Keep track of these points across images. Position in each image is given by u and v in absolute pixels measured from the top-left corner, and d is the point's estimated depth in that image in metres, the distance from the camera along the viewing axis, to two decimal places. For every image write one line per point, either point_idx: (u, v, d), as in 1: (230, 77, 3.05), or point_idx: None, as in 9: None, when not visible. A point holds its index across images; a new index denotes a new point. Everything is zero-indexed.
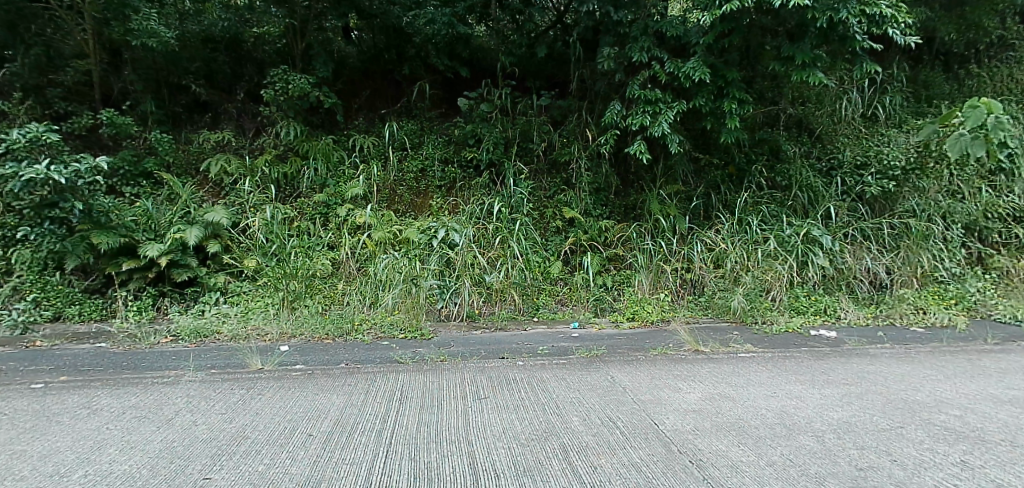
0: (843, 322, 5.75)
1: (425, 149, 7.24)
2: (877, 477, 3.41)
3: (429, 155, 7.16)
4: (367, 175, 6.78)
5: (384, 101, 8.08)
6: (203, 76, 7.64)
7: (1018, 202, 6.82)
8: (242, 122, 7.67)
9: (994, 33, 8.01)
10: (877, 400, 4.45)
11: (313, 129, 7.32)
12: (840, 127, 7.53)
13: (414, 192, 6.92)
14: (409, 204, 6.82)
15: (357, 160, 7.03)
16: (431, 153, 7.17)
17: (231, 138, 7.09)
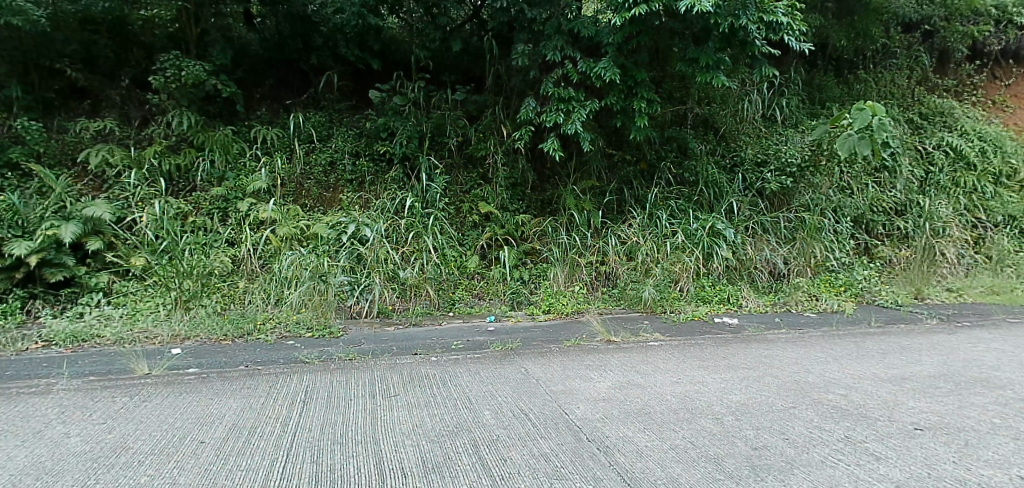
0: (744, 310, 6.11)
1: (334, 142, 7.04)
2: (769, 455, 3.63)
3: (339, 148, 6.97)
4: (270, 168, 6.53)
5: (290, 93, 7.90)
6: (82, 59, 7.06)
7: (899, 197, 7.46)
8: (128, 109, 7.23)
9: (879, 42, 8.54)
10: (773, 382, 4.74)
11: (210, 120, 6.96)
12: (742, 127, 7.86)
13: (323, 186, 6.72)
14: (318, 198, 6.61)
15: (259, 152, 6.75)
16: (341, 146, 6.99)
17: (114, 127, 6.63)
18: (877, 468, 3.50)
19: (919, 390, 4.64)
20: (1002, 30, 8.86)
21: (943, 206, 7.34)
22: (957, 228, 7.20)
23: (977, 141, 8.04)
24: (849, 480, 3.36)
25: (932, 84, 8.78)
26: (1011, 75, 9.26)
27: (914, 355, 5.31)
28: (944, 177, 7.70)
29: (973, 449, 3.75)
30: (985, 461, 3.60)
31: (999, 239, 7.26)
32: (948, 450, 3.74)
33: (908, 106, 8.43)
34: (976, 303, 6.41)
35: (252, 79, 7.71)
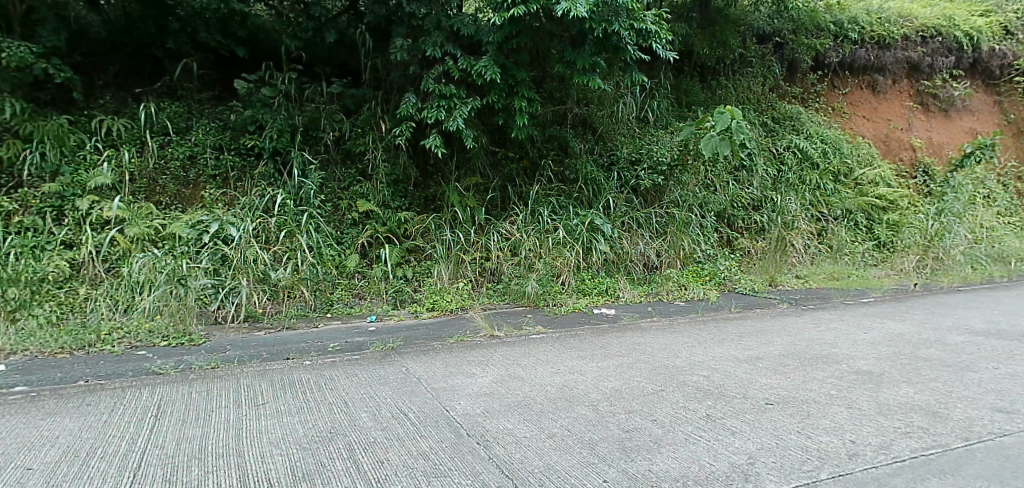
0: (620, 300, 6.49)
1: (193, 134, 6.53)
2: (639, 436, 3.86)
3: (199, 141, 6.49)
4: (115, 161, 5.99)
5: (140, 80, 7.16)
6: None
7: (755, 193, 8.20)
8: None
9: (736, 51, 9.17)
10: (644, 368, 5.04)
11: (40, 108, 6.17)
12: (618, 127, 8.19)
13: (180, 182, 6.27)
14: (175, 195, 6.17)
15: (100, 144, 6.12)
16: (202, 139, 6.50)
17: None
18: (732, 441, 3.84)
19: (770, 368, 5.15)
20: (840, 44, 9.90)
21: (792, 202, 8.16)
22: (804, 221, 8.04)
23: (819, 143, 9.03)
24: (709, 454, 3.65)
25: (783, 91, 9.65)
26: (849, 85, 10.30)
27: (767, 337, 5.90)
28: (793, 175, 8.55)
29: (813, 418, 4.22)
30: (823, 428, 4.07)
31: (838, 231, 8.23)
32: (793, 421, 4.18)
33: (763, 111, 9.23)
34: (819, 288, 7.25)
35: (94, 64, 6.93)
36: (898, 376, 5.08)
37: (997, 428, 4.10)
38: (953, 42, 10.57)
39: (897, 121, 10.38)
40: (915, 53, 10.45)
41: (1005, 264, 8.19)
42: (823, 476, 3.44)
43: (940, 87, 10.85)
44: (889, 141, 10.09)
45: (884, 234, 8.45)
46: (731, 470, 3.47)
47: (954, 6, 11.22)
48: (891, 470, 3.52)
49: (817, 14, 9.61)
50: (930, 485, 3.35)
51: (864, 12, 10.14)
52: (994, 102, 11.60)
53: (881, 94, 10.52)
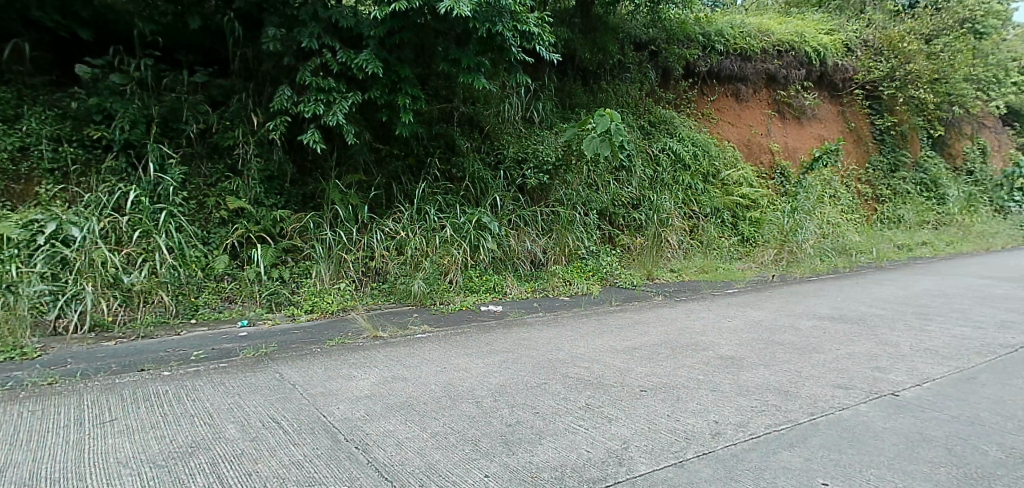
0: (508, 297, 6.62)
1: (24, 123, 5.79)
2: (521, 429, 3.94)
3: (32, 131, 5.77)
4: None
5: None
6: None
7: (634, 192, 8.66)
8: None
9: (616, 57, 9.54)
10: (528, 362, 5.16)
11: None
12: (504, 127, 8.26)
13: (9, 176, 5.56)
14: (1, 191, 5.45)
15: None
16: (36, 128, 5.79)
17: None
18: (608, 429, 4.03)
19: (645, 357, 5.47)
20: (708, 54, 10.67)
21: (667, 201, 8.70)
22: (677, 219, 8.62)
23: (690, 146, 9.70)
24: (587, 443, 3.81)
25: (658, 96, 10.22)
26: (716, 92, 11.14)
27: (643, 328, 6.26)
28: (667, 175, 9.12)
29: (682, 402, 4.53)
30: (690, 411, 4.38)
31: (707, 227, 8.92)
32: (664, 405, 4.46)
33: (641, 114, 9.70)
34: (690, 280, 7.82)
35: None
36: (755, 359, 5.58)
37: (835, 402, 4.63)
38: (804, 56, 11.87)
39: (757, 127, 11.40)
40: (771, 65, 11.54)
41: (846, 256, 9.25)
42: (689, 456, 3.69)
43: (793, 97, 12.03)
44: (750, 145, 11.09)
45: (747, 230, 9.28)
46: (606, 456, 3.64)
47: (805, 24, 12.45)
48: (748, 445, 3.86)
49: (687, 26, 10.28)
50: (780, 456, 3.71)
51: (729, 26, 10.99)
52: (837, 112, 13.10)
53: (744, 102, 11.50)
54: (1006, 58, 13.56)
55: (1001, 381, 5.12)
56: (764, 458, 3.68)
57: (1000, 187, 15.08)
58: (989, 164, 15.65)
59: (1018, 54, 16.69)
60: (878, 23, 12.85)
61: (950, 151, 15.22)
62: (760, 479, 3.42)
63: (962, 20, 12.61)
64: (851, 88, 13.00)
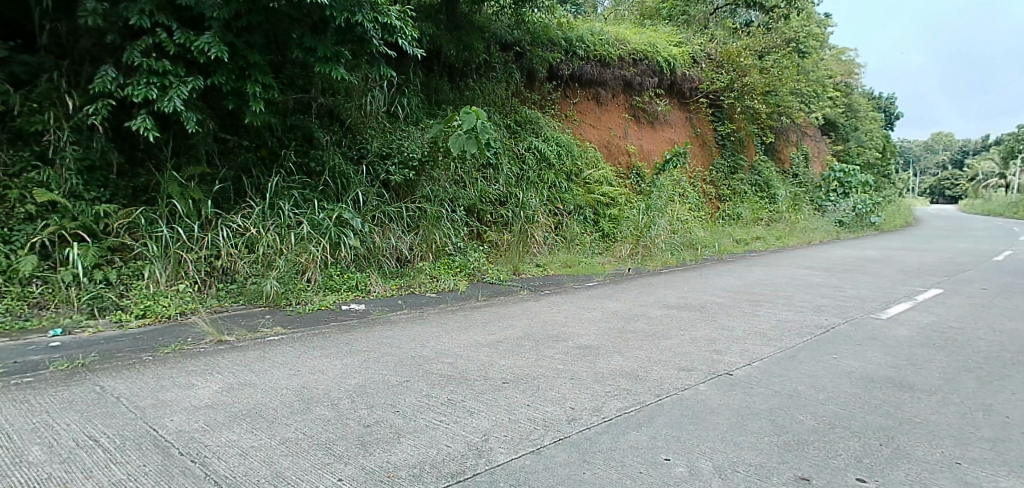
0: (371, 295, 6.47)
1: None
2: (379, 430, 3.85)
3: None
4: None
5: None
6: None
7: (501, 189, 8.82)
8: None
9: (481, 56, 9.65)
10: (391, 361, 5.07)
11: None
12: (367, 121, 8.02)
13: None
14: None
15: None
16: None
17: None
18: (469, 422, 4.07)
19: (508, 350, 5.61)
20: (569, 59, 11.18)
21: (532, 198, 8.99)
22: (542, 216, 8.95)
23: (555, 146, 10.06)
24: (448, 437, 3.82)
25: (524, 96, 10.49)
26: (578, 95, 11.67)
27: (507, 321, 6.43)
28: (533, 174, 9.39)
29: (541, 392, 4.70)
30: (549, 400, 4.55)
31: (571, 224, 9.37)
32: (525, 396, 4.59)
33: (507, 114, 9.89)
34: (554, 275, 8.15)
35: None
36: (611, 347, 5.93)
37: (679, 384, 5.05)
38: (656, 65, 12.93)
39: (616, 130, 12.12)
40: (627, 72, 12.41)
41: (694, 250, 10.12)
42: (546, 442, 3.84)
43: (647, 103, 13.00)
44: (609, 146, 11.80)
45: (607, 227, 9.90)
46: (466, 449, 3.67)
47: (657, 35, 13.44)
48: (601, 429, 4.09)
49: (549, 30, 10.70)
50: (629, 437, 3.97)
51: (589, 33, 11.58)
52: (686, 118, 14.26)
53: (604, 106, 12.17)
54: (820, 76, 15.62)
55: (813, 358, 5.89)
56: (615, 440, 3.91)
57: (819, 189, 17.33)
58: (810, 169, 17.94)
59: (832, 72, 19.22)
60: (719, 38, 14.18)
61: (778, 156, 17.33)
62: (610, 459, 3.64)
63: (789, 39, 14.15)
64: (697, 96, 14.34)
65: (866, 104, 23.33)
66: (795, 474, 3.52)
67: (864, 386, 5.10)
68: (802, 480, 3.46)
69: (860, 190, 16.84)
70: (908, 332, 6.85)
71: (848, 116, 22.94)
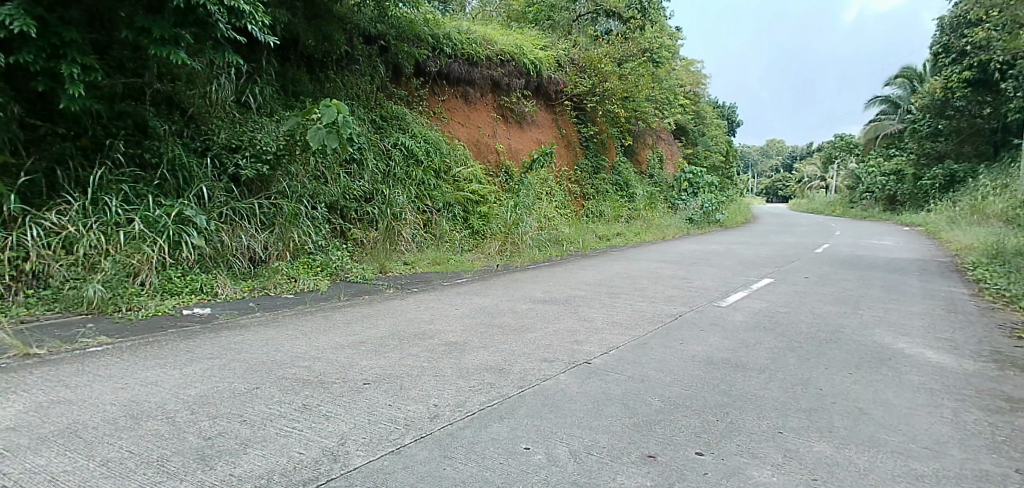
0: (218, 298, 6.05)
1: None
2: (223, 441, 3.58)
3: None
4: None
5: None
6: None
7: (366, 185, 8.60)
8: None
9: (342, 48, 9.35)
10: (239, 368, 4.76)
11: None
12: (213, 110, 7.45)
13: None
14: None
15: None
16: None
17: None
18: (326, 427, 3.90)
19: (370, 350, 5.48)
20: (437, 56, 11.19)
21: (399, 195, 8.89)
22: (410, 213, 8.89)
23: (423, 143, 10.00)
24: (301, 444, 3.64)
25: (391, 91, 10.32)
26: (446, 92, 11.77)
27: (370, 321, 6.28)
28: (400, 170, 9.25)
29: (403, 391, 4.64)
30: (412, 398, 4.51)
31: (440, 221, 9.40)
32: (386, 396, 4.51)
33: (373, 108, 9.66)
34: (422, 272, 8.13)
35: None
36: (476, 342, 6.00)
37: (541, 375, 5.23)
38: (522, 67, 13.34)
39: (484, 128, 12.38)
40: (496, 72, 12.74)
41: (559, 246, 10.65)
42: (406, 442, 3.79)
43: (515, 103, 13.41)
44: (478, 144, 12.01)
45: (477, 224, 10.02)
46: (321, 455, 3.52)
47: (523, 38, 13.81)
48: (463, 424, 4.11)
49: (415, 25, 10.55)
50: (490, 430, 4.03)
51: (456, 31, 11.64)
52: (551, 119, 14.87)
53: (472, 104, 12.36)
54: (670, 84, 17.00)
55: (663, 344, 6.37)
56: (477, 433, 3.96)
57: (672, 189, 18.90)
58: (665, 170, 19.46)
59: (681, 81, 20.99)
60: (583, 43, 14.79)
61: (636, 157, 18.56)
62: (472, 453, 3.67)
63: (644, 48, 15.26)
64: (562, 99, 15.03)
65: (711, 111, 25.79)
66: (643, 452, 3.78)
67: (705, 368, 5.60)
68: (649, 458, 3.72)
69: (707, 190, 18.91)
70: (743, 317, 7.65)
71: (696, 122, 25.21)
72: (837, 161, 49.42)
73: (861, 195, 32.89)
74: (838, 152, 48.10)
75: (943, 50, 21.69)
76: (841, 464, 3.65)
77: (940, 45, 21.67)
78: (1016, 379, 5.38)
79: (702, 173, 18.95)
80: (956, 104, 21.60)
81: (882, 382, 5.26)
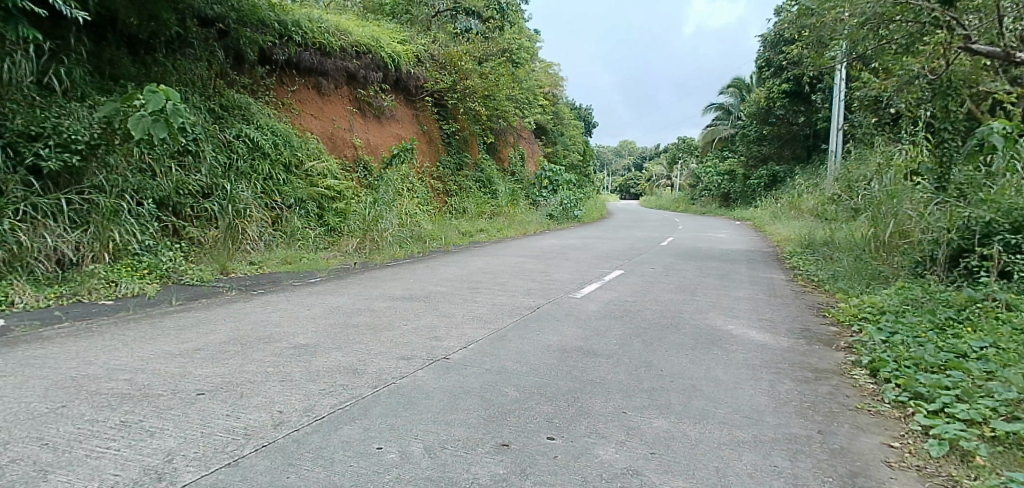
0: (16, 308, 5.31)
1: None
2: (17, 470, 3.10)
3: None
4: None
5: None
6: None
7: (203, 180, 7.99)
8: None
9: (173, 29, 8.55)
10: (40, 386, 4.17)
11: None
12: (6, 93, 6.35)
13: None
14: None
15: None
16: None
17: None
18: (149, 443, 3.50)
19: (206, 358, 5.05)
20: (285, 43, 10.71)
21: (243, 190, 8.37)
22: (256, 210, 8.42)
23: (270, 135, 9.48)
24: (117, 465, 3.22)
25: (231, 79, 9.70)
26: (296, 82, 11.33)
27: (208, 327, 5.79)
28: (243, 164, 8.72)
29: (244, 399, 4.28)
30: (253, 405, 4.18)
31: (291, 218, 9.06)
32: (223, 406, 4.14)
33: (210, 96, 8.97)
34: (271, 272, 7.71)
35: None
36: (328, 343, 5.75)
37: (397, 373, 5.10)
38: (380, 60, 13.19)
39: (339, 121, 12.08)
40: (351, 64, 12.45)
41: (421, 243, 10.65)
42: (245, 452, 3.47)
43: (372, 97, 13.26)
44: (333, 138, 11.73)
45: (332, 221, 9.76)
46: (141, 474, 3.14)
47: (380, 30, 13.55)
48: (310, 428, 3.85)
49: (260, 10, 9.86)
50: (340, 432, 3.81)
51: (306, 18, 11.13)
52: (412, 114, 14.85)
53: (325, 96, 12.03)
54: (530, 85, 17.60)
55: (521, 336, 6.54)
56: (325, 437, 3.72)
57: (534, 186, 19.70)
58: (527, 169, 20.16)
59: (541, 82, 21.88)
60: (443, 41, 14.90)
61: (499, 155, 19.00)
62: (318, 458, 3.45)
63: (503, 49, 15.69)
64: (422, 95, 15.05)
65: (569, 112, 27.12)
66: (497, 442, 3.76)
67: (559, 357, 5.82)
68: (503, 446, 3.70)
69: (566, 188, 19.96)
70: (596, 307, 8.09)
71: (556, 123, 26.39)
72: (682, 162, 54.24)
73: (702, 193, 36.46)
74: (681, 154, 52.86)
75: (766, 65, 24.52)
76: (678, 437, 3.90)
77: (764, 60, 24.47)
78: (819, 352, 6.20)
79: (561, 171, 19.95)
80: (777, 113, 24.62)
81: (713, 361, 5.79)
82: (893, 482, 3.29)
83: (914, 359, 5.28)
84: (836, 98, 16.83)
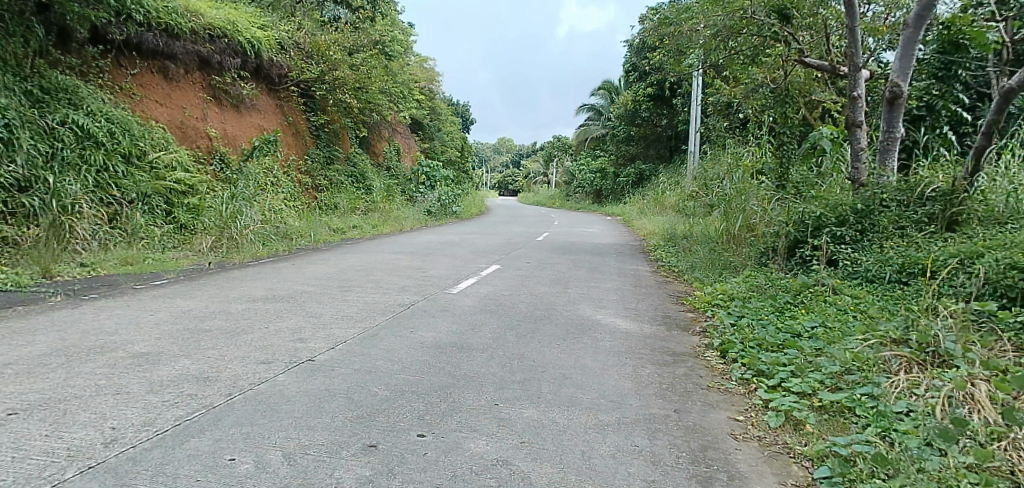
0: None
1: None
2: None
3: None
4: None
5: None
6: None
7: (17, 172, 7.10)
8: None
9: None
10: None
11: None
12: None
13: None
14: None
15: None
16: None
17: None
18: None
19: (20, 374, 4.43)
20: (123, 22, 9.69)
21: (72, 184, 7.57)
22: (88, 205, 7.62)
23: (105, 123, 8.59)
24: None
25: (54, 58, 8.67)
26: (137, 65, 10.36)
27: (24, 338, 5.09)
28: (70, 154, 7.86)
29: (68, 416, 3.82)
30: (79, 423, 3.74)
31: (131, 215, 8.35)
32: (41, 426, 3.65)
33: (26, 76, 7.94)
34: (107, 275, 6.96)
35: None
36: (174, 351, 5.27)
37: (256, 378, 4.80)
38: (237, 45, 12.38)
39: (190, 110, 11.20)
40: (203, 48, 11.60)
41: (287, 240, 10.13)
42: (67, 476, 3.09)
43: (229, 84, 12.45)
44: (184, 127, 10.85)
45: (183, 218, 9.21)
46: None
47: (238, 13, 12.69)
48: (151, 443, 3.52)
49: None
50: (188, 445, 3.52)
51: None
52: (275, 104, 14.15)
53: (173, 82, 11.09)
54: (405, 78, 17.38)
55: (393, 334, 6.41)
56: (169, 452, 3.42)
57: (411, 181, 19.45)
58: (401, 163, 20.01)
59: (416, 77, 21.71)
60: (308, 28, 14.37)
61: (371, 149, 18.92)
62: (159, 475, 3.16)
63: (374, 40, 15.34)
64: (287, 84, 14.51)
65: (446, 108, 27.10)
66: (365, 443, 3.67)
67: (432, 353, 5.78)
68: (369, 447, 3.62)
69: (444, 184, 19.93)
70: (471, 302, 8.15)
71: (432, 118, 26.26)
72: (558, 160, 56.24)
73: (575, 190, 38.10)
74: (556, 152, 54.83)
75: (631, 69, 26.05)
76: (547, 424, 4.03)
77: (630, 65, 25.96)
78: (677, 337, 6.70)
79: (438, 167, 19.78)
80: (642, 115, 26.28)
81: (582, 350, 6.05)
82: (737, 453, 3.62)
83: (757, 339, 5.86)
84: (693, 102, 18.24)
